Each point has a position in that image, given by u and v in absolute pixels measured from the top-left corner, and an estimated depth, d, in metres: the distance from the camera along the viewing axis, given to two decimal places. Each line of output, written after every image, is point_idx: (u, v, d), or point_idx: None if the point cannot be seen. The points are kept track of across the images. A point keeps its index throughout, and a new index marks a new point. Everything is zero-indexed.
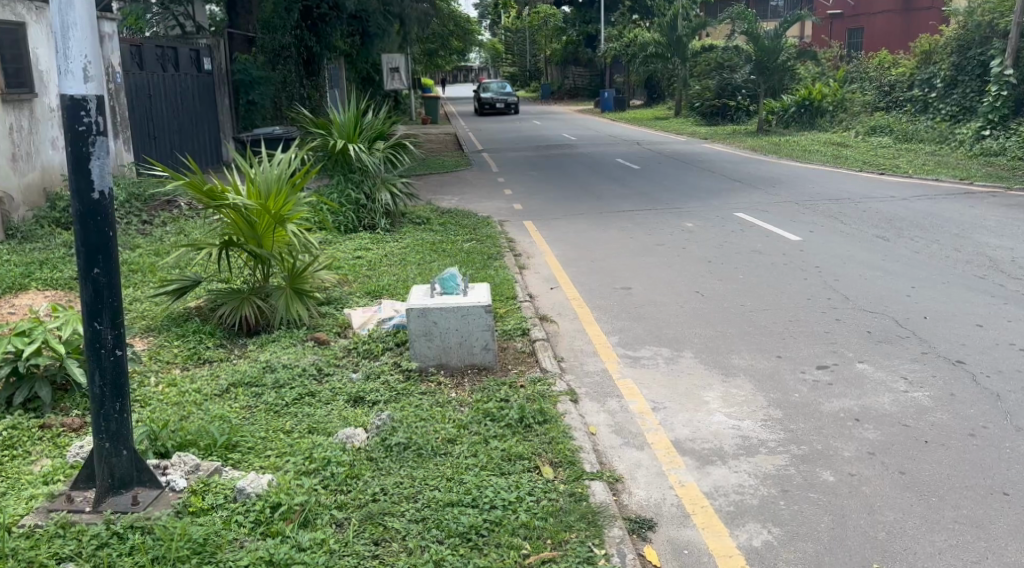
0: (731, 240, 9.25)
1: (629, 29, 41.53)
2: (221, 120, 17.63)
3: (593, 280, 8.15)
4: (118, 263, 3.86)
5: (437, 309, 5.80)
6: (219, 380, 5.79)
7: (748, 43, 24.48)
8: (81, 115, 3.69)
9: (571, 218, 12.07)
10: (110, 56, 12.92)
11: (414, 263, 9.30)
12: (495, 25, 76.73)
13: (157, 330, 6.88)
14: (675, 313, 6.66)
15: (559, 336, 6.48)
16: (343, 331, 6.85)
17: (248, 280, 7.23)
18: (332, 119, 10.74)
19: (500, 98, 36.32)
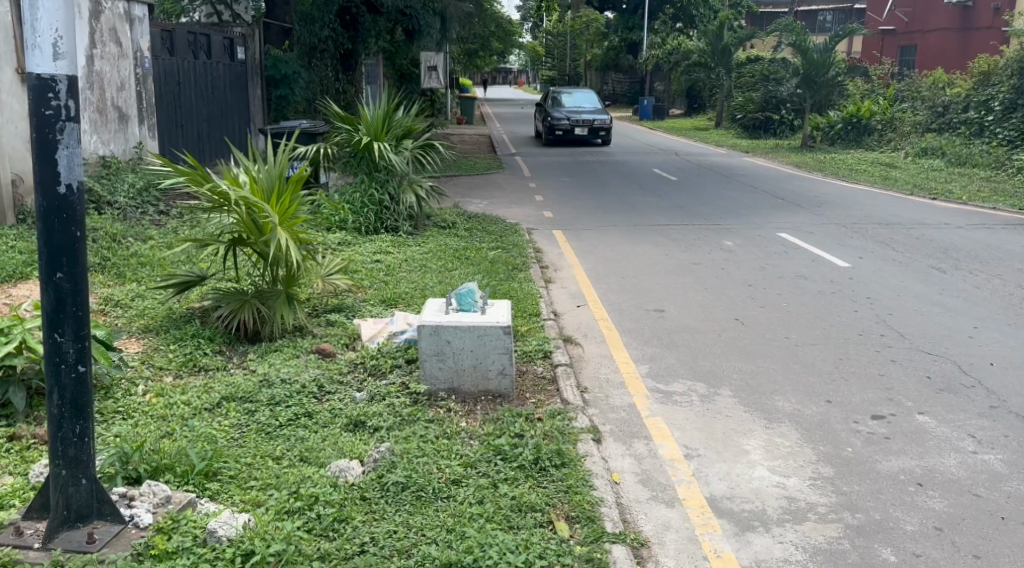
0: (775, 263, 8.64)
1: (673, 37, 40.94)
2: (251, 110, 17.26)
3: (624, 299, 7.59)
4: (85, 268, 3.39)
5: (451, 328, 5.32)
6: (212, 392, 5.34)
7: (796, 56, 23.78)
8: (47, 98, 3.22)
9: (602, 230, 11.49)
10: (140, 41, 12.55)
11: (434, 272, 8.77)
12: (537, 28, 76.63)
13: (155, 332, 6.44)
14: (713, 342, 6.09)
15: (583, 361, 5.95)
16: (352, 344, 6.35)
17: (255, 283, 6.77)
18: (360, 114, 10.31)
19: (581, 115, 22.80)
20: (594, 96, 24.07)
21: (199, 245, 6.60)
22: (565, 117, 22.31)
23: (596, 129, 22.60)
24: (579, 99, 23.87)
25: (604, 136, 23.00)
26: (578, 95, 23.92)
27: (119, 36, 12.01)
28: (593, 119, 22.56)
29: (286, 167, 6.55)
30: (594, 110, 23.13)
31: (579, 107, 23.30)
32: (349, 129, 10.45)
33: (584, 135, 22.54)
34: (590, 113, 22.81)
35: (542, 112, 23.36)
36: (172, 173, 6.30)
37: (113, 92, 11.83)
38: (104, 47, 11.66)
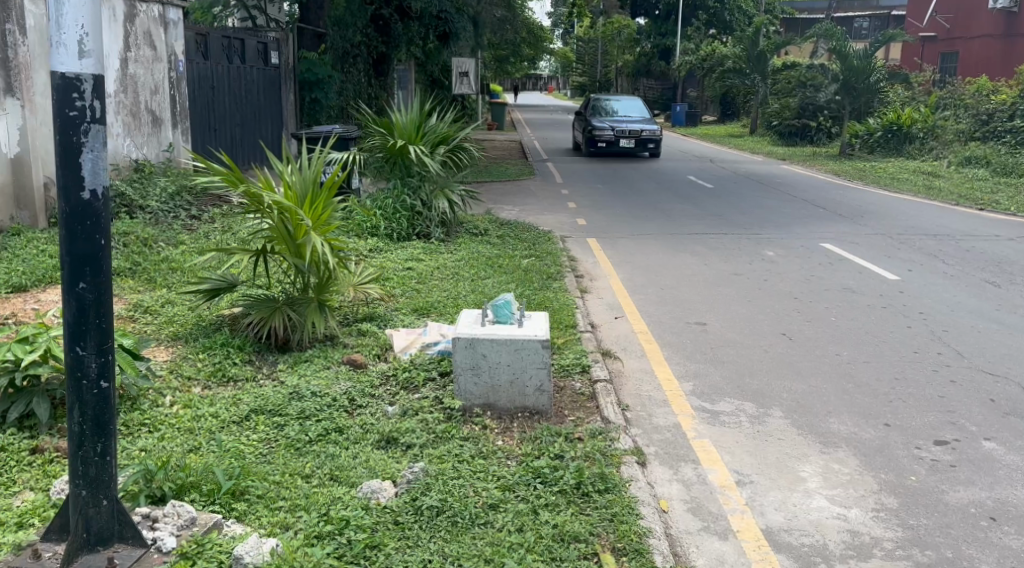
0: (820, 276, 8.33)
1: (707, 43, 40.55)
2: (284, 115, 17.21)
3: (664, 311, 7.34)
4: (109, 278, 3.22)
5: (486, 341, 5.11)
6: (241, 405, 5.17)
7: (835, 62, 23.35)
8: (72, 98, 3.05)
9: (638, 238, 11.24)
10: (174, 45, 12.51)
11: (467, 280, 8.57)
12: (568, 35, 76.49)
13: (185, 340, 6.29)
14: (760, 359, 5.83)
15: (623, 377, 5.72)
16: (384, 354, 6.16)
17: (287, 290, 6.60)
18: (393, 119, 10.14)
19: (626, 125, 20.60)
20: (641, 105, 22.07)
21: (230, 251, 6.45)
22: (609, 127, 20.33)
23: (644, 140, 20.60)
24: (625, 107, 21.84)
25: (651, 148, 20.84)
26: (624, 104, 21.88)
27: (153, 40, 11.98)
28: (641, 130, 20.59)
29: (318, 172, 6.39)
30: (641, 120, 21.15)
31: (625, 117, 21.28)
32: (383, 133, 10.29)
33: (631, 147, 20.56)
34: (636, 123, 20.84)
35: (584, 121, 21.31)
36: (205, 177, 6.16)
37: (147, 95, 11.79)
38: (138, 51, 11.62)
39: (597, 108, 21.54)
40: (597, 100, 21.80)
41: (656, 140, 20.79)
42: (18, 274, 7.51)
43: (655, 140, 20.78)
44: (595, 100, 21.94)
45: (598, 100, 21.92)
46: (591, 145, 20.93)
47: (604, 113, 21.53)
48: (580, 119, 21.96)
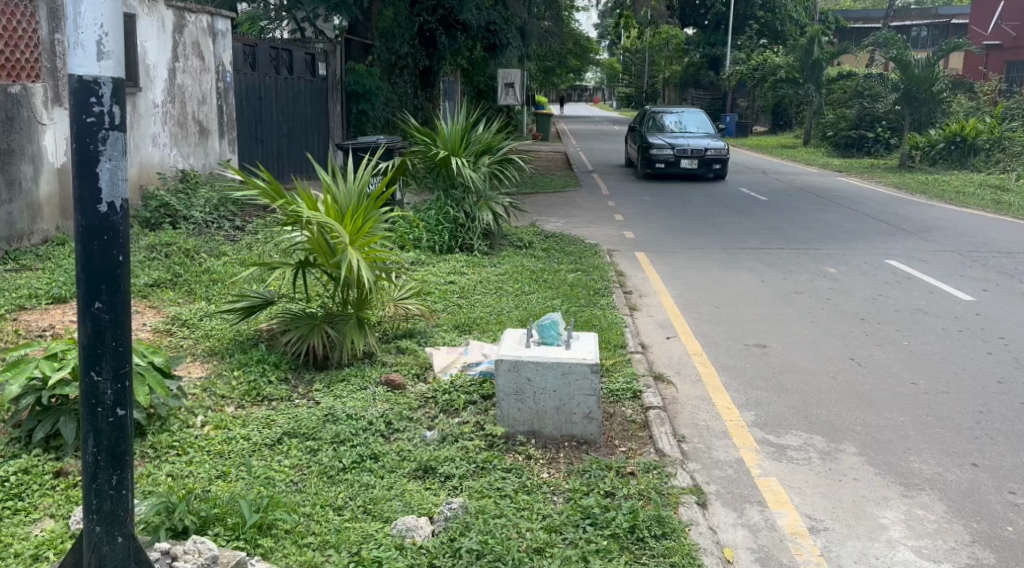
0: (888, 304, 7.96)
1: (758, 53, 39.95)
2: (330, 126, 17.19)
3: (721, 333, 7.03)
4: (126, 297, 2.97)
5: (531, 364, 4.84)
6: (272, 428, 4.91)
7: (896, 71, 22.73)
8: (90, 103, 2.82)
9: (690, 253, 10.89)
10: (222, 55, 12.44)
11: (510, 295, 8.29)
12: (615, 46, 76.23)
13: (220, 355, 6.06)
14: (828, 394, 5.57)
15: (677, 405, 5.46)
16: (423, 375, 5.88)
17: (325, 306, 6.37)
18: (438, 128, 9.94)
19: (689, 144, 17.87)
20: (704, 118, 19.31)
21: (269, 265, 6.22)
22: (669, 145, 17.64)
23: (709, 161, 17.85)
24: (686, 120, 19.06)
25: (717, 169, 18.10)
26: (685, 118, 19.13)
27: (201, 50, 11.92)
28: (706, 149, 17.84)
29: (364, 184, 6.17)
30: (705, 136, 18.38)
31: (686, 132, 18.56)
32: (427, 142, 10.06)
33: (693, 169, 17.83)
34: (700, 141, 18.05)
35: (639, 138, 18.63)
36: (246, 191, 5.99)
37: (194, 105, 11.72)
38: (186, 61, 11.54)
39: (654, 122, 18.83)
40: (654, 113, 19.11)
41: (724, 160, 18.00)
42: (58, 285, 7.40)
43: (723, 160, 18.01)
44: (652, 113, 19.24)
45: (655, 113, 19.23)
46: (647, 166, 18.25)
47: (662, 128, 18.82)
48: (635, 135, 19.31)
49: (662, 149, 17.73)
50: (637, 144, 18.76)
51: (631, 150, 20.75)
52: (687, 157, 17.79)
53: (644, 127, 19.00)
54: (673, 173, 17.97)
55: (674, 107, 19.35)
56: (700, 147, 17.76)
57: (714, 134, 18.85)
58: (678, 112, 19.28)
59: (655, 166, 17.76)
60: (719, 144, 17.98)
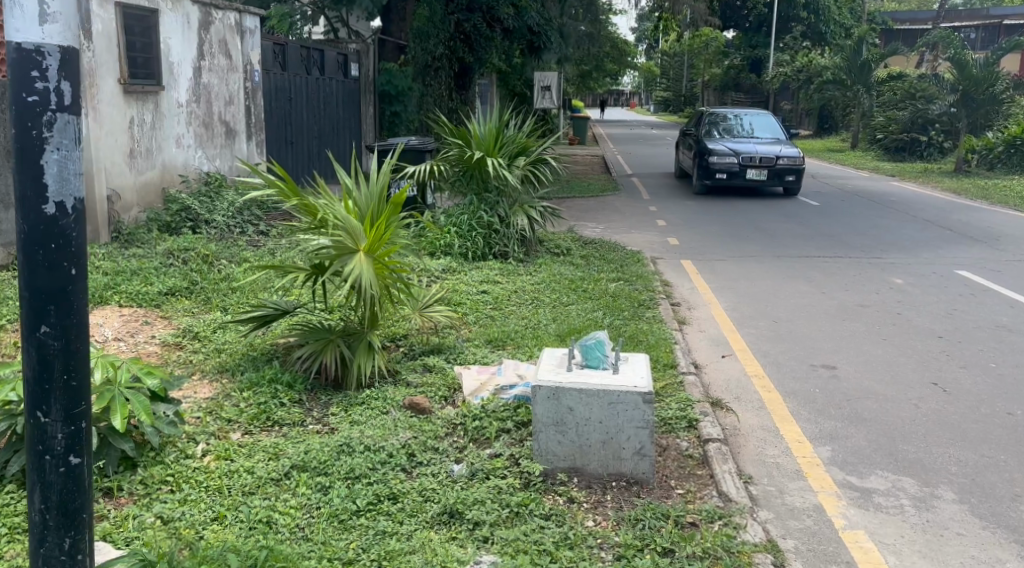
0: (964, 326, 7.37)
1: (802, 53, 39.01)
2: (363, 129, 16.76)
3: (784, 357, 6.46)
4: (78, 321, 2.41)
5: (574, 392, 4.25)
6: (281, 460, 4.34)
7: (951, 71, 21.94)
8: (31, 78, 2.26)
9: (741, 261, 10.30)
10: (251, 53, 11.94)
11: (549, 307, 7.68)
12: (651, 48, 75.42)
13: (230, 372, 5.52)
14: (912, 429, 5.08)
15: (740, 437, 4.93)
16: (451, 398, 5.30)
17: (345, 319, 5.82)
18: (471, 130, 9.39)
19: (757, 152, 15.27)
20: (772, 122, 16.74)
21: (285, 273, 5.70)
22: (733, 153, 15.19)
23: (780, 172, 15.34)
24: (751, 124, 16.59)
25: (788, 182, 15.47)
26: (751, 122, 16.59)
27: (229, 49, 11.43)
28: (777, 158, 15.32)
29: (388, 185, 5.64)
30: (775, 144, 15.82)
31: (752, 139, 16.03)
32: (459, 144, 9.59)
33: (761, 181, 15.34)
34: (769, 149, 15.46)
35: (696, 145, 16.18)
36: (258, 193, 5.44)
37: (220, 106, 11.25)
38: (213, 59, 11.04)
39: (713, 126, 16.39)
40: (714, 115, 16.62)
41: (797, 172, 15.49)
42: None
43: (796, 171, 15.50)
44: (711, 116, 16.76)
45: (715, 116, 16.73)
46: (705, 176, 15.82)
47: (723, 134, 16.33)
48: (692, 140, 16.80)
49: (724, 157, 15.26)
50: (694, 152, 16.23)
51: (683, 156, 18.26)
52: (754, 168, 15.19)
53: (703, 132, 16.45)
54: (737, 185, 15.51)
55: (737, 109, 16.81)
56: (770, 155, 15.24)
57: (784, 141, 16.34)
58: (742, 114, 16.76)
59: (716, 177, 15.28)
60: (792, 153, 15.47)
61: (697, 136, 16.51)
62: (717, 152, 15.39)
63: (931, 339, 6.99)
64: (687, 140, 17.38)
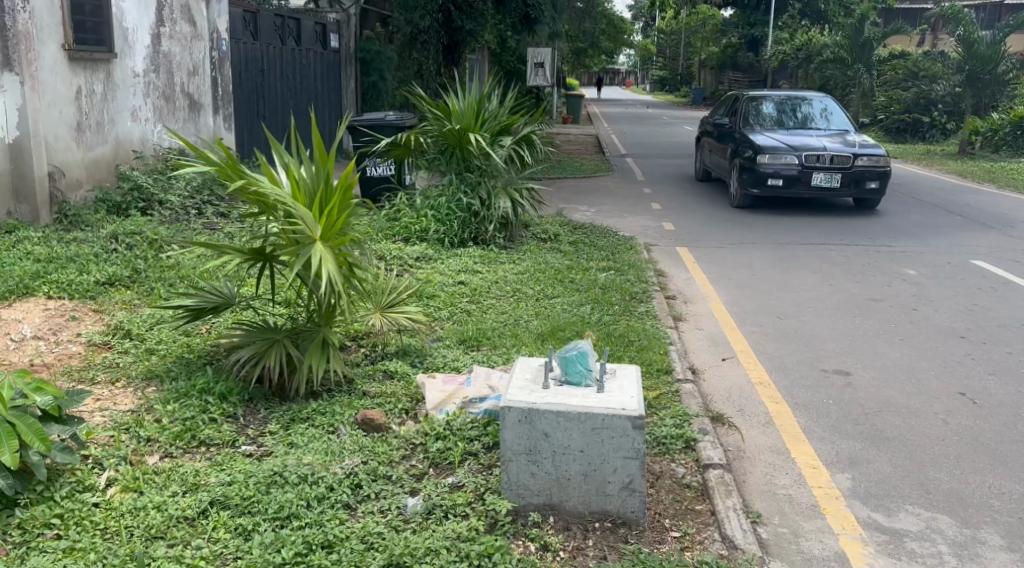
0: (987, 323, 6.70)
1: (800, 32, 38.27)
2: (344, 103, 15.97)
3: (792, 361, 5.78)
4: None
5: (550, 414, 3.54)
6: (198, 493, 3.62)
7: (958, 49, 21.26)
8: None
9: (741, 248, 9.62)
10: (218, 21, 11.06)
11: (531, 300, 6.97)
12: (648, 26, 74.43)
13: (159, 377, 4.81)
14: (944, 451, 4.41)
15: (745, 463, 4.24)
16: (413, 410, 4.60)
17: (295, 317, 5.09)
18: (450, 104, 8.74)
19: (826, 151, 11.00)
20: (834, 110, 12.46)
21: (217, 251, 4.75)
22: (790, 150, 11.02)
23: (859, 175, 11.06)
24: (807, 114, 12.35)
25: (869, 192, 11.19)
26: (807, 109, 12.43)
27: (192, 15, 10.56)
28: (854, 156, 11.04)
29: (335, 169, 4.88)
30: (845, 138, 11.58)
31: (812, 132, 11.81)
32: (438, 119, 8.88)
33: (832, 189, 11.06)
34: (841, 146, 11.19)
35: (735, 138, 12.01)
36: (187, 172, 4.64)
37: (183, 76, 10.41)
38: (174, 26, 10.20)
39: (755, 115, 12.27)
40: (755, 101, 12.51)
41: (881, 177, 11.22)
42: None
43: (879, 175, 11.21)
44: (751, 100, 12.65)
45: (757, 100, 12.64)
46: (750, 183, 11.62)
47: (772, 123, 12.14)
48: (725, 132, 12.64)
49: (780, 155, 11.03)
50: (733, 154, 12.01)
51: (708, 155, 14.12)
52: (823, 172, 10.94)
53: (742, 125, 12.28)
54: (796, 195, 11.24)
55: (786, 93, 12.71)
56: (845, 154, 11.00)
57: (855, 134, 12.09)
58: (793, 99, 12.63)
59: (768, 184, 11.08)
60: (872, 150, 11.23)
61: (736, 126, 12.32)
62: (769, 147, 11.17)
63: (954, 339, 6.32)
64: (719, 134, 13.17)
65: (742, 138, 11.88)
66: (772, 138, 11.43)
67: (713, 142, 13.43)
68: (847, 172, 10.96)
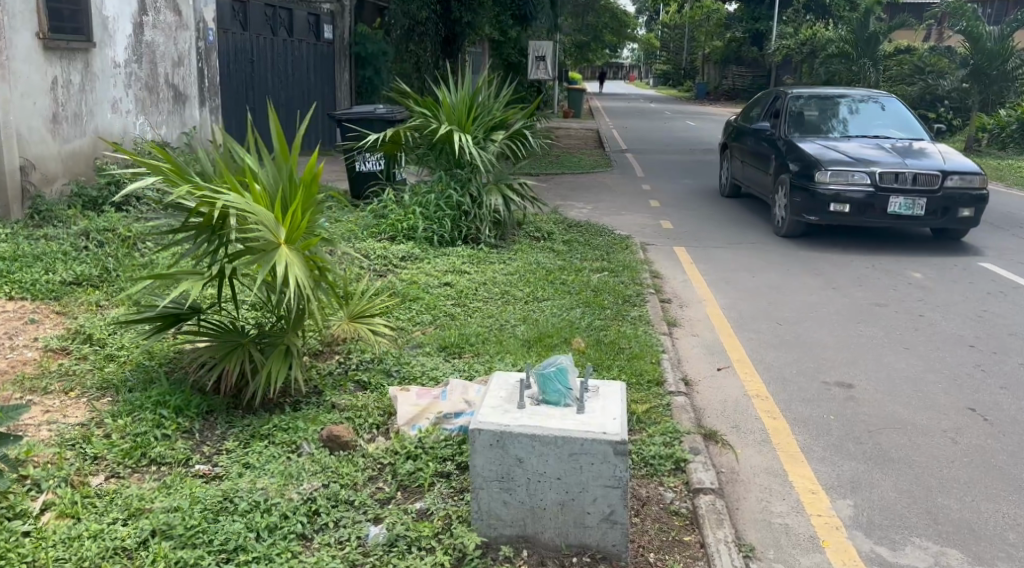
0: (998, 331, 6.38)
1: (805, 27, 37.79)
2: (338, 96, 15.64)
3: (791, 372, 5.47)
4: None
5: (524, 438, 3.23)
6: (139, 521, 3.31)
7: (965, 45, 20.86)
8: None
9: (740, 248, 9.29)
10: (204, 11, 10.70)
11: (520, 303, 6.65)
12: (652, 20, 73.86)
13: (115, 387, 4.51)
14: (953, 475, 4.11)
15: (739, 488, 3.93)
16: (385, 425, 4.29)
17: (261, 322, 4.78)
18: (440, 98, 8.43)
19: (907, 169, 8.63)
20: (900, 113, 10.17)
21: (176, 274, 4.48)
22: (860, 167, 8.66)
23: (948, 200, 8.69)
24: (868, 117, 10.04)
25: (959, 221, 8.85)
26: (865, 110, 10.14)
27: (177, 3, 10.18)
28: (942, 175, 8.69)
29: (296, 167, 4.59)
30: (925, 149, 9.24)
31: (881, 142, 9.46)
32: (427, 113, 8.59)
33: (914, 218, 8.68)
34: (923, 161, 8.85)
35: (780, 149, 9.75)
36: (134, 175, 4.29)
37: (167, 67, 10.04)
38: (158, 15, 9.83)
39: (804, 121, 9.99)
40: (802, 104, 10.24)
41: (975, 201, 8.85)
42: None
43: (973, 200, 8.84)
44: (797, 100, 10.35)
45: (805, 100, 10.32)
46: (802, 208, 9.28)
47: (827, 131, 9.82)
48: (768, 140, 10.27)
49: (846, 174, 8.68)
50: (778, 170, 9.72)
51: (739, 167, 11.72)
52: (904, 196, 8.57)
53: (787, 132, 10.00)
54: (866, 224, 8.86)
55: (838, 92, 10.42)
56: (931, 172, 8.65)
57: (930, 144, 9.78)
58: (850, 100, 10.30)
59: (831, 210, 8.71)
60: (964, 166, 8.85)
61: (783, 135, 9.93)
62: (830, 162, 8.81)
63: (962, 348, 6.01)
64: (757, 142, 10.80)
65: (790, 150, 9.57)
66: (832, 151, 9.10)
67: (749, 153, 11.05)
68: (933, 197, 8.61)
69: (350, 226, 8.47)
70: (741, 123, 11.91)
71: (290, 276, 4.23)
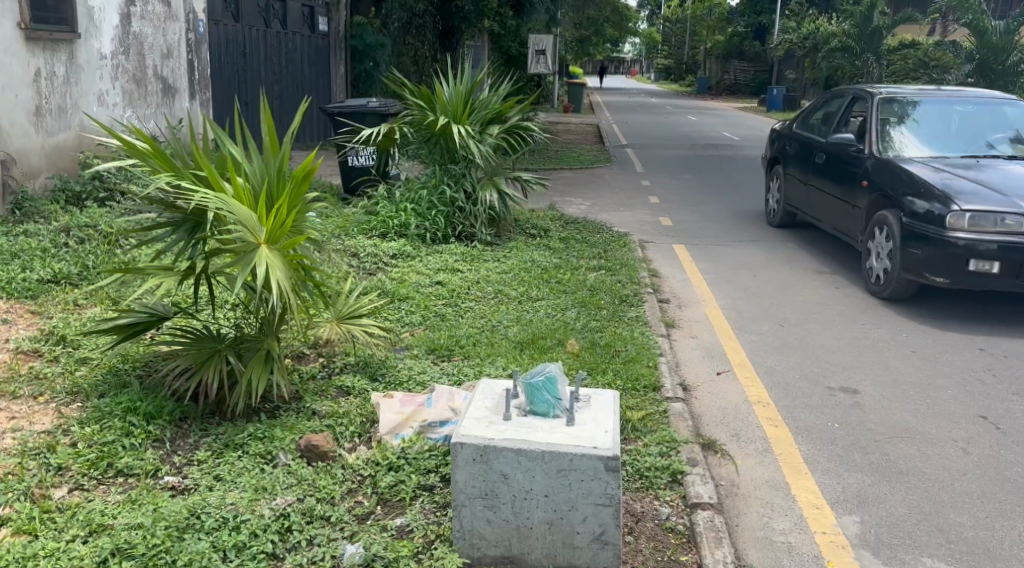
0: (1008, 333, 6.18)
1: (807, 21, 37.53)
2: (333, 89, 15.41)
3: (794, 377, 5.27)
4: None
5: (510, 453, 3.02)
6: (100, 539, 3.11)
7: (969, 39, 20.65)
8: None
9: (742, 246, 9.08)
10: (194, 1, 10.45)
11: (513, 303, 6.45)
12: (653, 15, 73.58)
13: (85, 392, 4.30)
14: (965, 489, 3.92)
15: (740, 503, 3.74)
16: (367, 434, 4.07)
17: (242, 325, 4.56)
18: (436, 90, 8.23)
19: None
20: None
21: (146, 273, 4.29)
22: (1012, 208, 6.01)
23: None
24: (985, 128, 7.45)
25: None
26: (980, 116, 7.55)
27: None
28: None
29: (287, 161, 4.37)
30: None
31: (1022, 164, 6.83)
32: (422, 107, 8.38)
33: None
34: None
35: (870, 172, 7.18)
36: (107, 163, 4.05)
37: (156, 58, 9.80)
38: (146, 5, 9.58)
39: (903, 134, 7.38)
40: (896, 110, 7.63)
41: None
42: None
43: None
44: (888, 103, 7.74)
45: (898, 108, 7.66)
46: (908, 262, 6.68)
47: (935, 148, 7.23)
48: (849, 157, 7.62)
49: (989, 216, 6.05)
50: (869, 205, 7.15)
51: (798, 189, 9.09)
52: None
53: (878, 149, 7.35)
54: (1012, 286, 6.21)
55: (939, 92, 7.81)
56: None
57: None
58: (957, 100, 7.69)
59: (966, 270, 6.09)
60: None
61: (878, 152, 7.29)
62: (963, 197, 6.17)
63: (971, 351, 5.81)
64: (828, 161, 8.18)
65: (887, 174, 6.98)
66: (957, 178, 6.47)
67: (817, 174, 8.40)
68: None
69: (340, 223, 8.25)
70: (795, 135, 9.32)
71: (273, 279, 3.99)
